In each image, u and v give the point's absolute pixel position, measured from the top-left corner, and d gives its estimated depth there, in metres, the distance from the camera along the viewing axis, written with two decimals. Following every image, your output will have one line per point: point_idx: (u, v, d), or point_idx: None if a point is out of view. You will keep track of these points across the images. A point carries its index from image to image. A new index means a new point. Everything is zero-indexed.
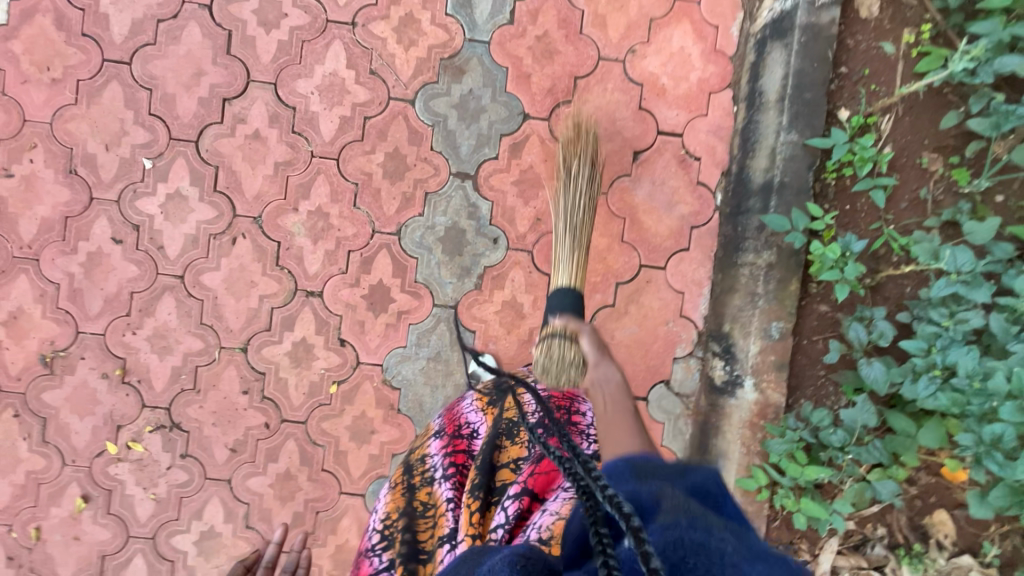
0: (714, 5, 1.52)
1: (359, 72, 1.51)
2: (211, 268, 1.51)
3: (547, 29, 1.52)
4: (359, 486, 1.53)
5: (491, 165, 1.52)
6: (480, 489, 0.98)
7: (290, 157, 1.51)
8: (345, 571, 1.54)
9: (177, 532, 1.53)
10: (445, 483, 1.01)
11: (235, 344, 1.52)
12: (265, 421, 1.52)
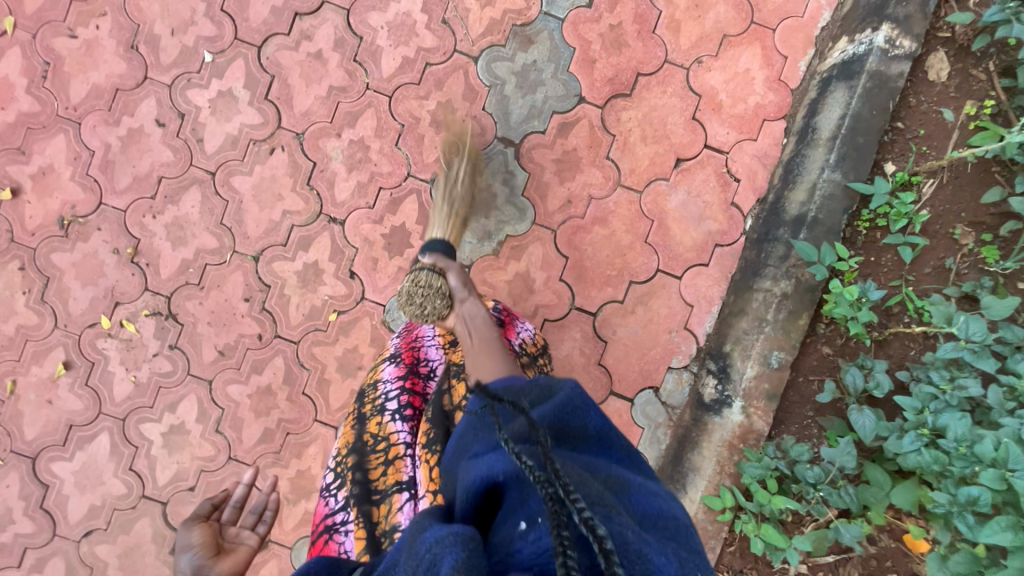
0: (788, 35, 1.53)
1: (431, 18, 1.54)
2: (243, 171, 1.53)
3: (621, 21, 1.54)
4: (334, 418, 1.54)
5: (536, 138, 1.54)
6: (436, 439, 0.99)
7: (346, 83, 1.53)
8: (300, 498, 1.54)
9: (147, 420, 1.54)
10: (401, 423, 1.03)
11: (248, 251, 1.53)
12: (258, 332, 1.54)
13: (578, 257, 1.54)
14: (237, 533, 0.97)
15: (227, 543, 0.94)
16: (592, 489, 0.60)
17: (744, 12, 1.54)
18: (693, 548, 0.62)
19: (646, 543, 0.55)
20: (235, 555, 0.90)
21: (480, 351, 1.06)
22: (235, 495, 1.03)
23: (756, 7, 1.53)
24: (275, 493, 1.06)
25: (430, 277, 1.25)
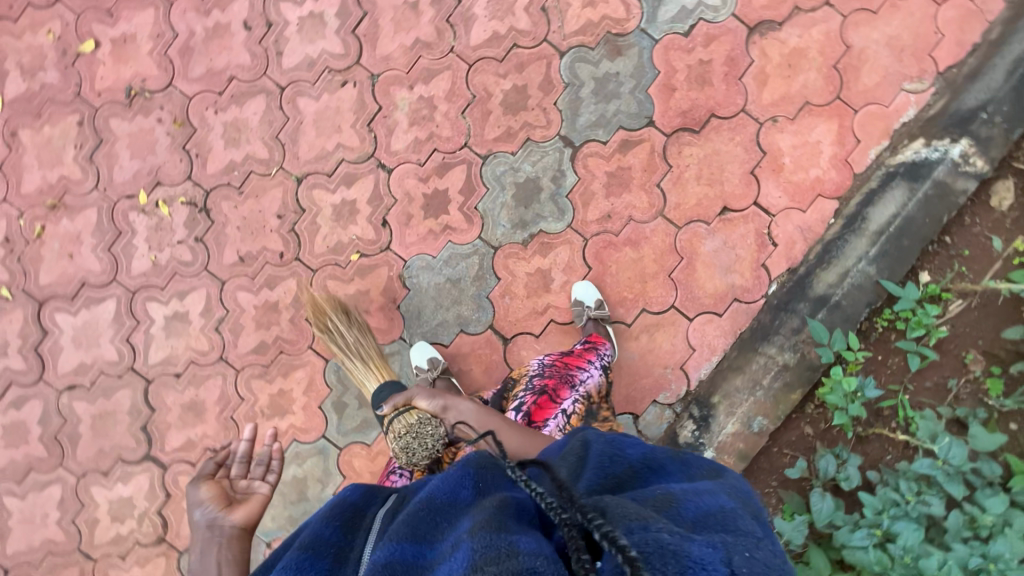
0: (869, 120, 1.52)
1: (532, 3, 1.55)
2: (311, 95, 1.56)
3: (712, 58, 1.54)
4: (327, 351, 1.59)
5: (596, 147, 1.56)
6: None
7: (432, 40, 1.55)
8: (274, 414, 1.60)
9: (154, 300, 1.59)
10: None
11: (292, 171, 1.56)
12: (280, 250, 1.58)
13: (601, 271, 1.57)
14: (249, 482, 1.06)
15: (240, 493, 1.03)
16: (628, 511, 0.57)
17: (833, 86, 1.53)
18: (753, 536, 0.59)
19: (685, 541, 0.53)
20: (248, 503, 1.01)
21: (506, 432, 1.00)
22: (239, 451, 1.10)
23: (846, 84, 1.53)
24: (276, 444, 1.10)
25: (405, 419, 1.10)
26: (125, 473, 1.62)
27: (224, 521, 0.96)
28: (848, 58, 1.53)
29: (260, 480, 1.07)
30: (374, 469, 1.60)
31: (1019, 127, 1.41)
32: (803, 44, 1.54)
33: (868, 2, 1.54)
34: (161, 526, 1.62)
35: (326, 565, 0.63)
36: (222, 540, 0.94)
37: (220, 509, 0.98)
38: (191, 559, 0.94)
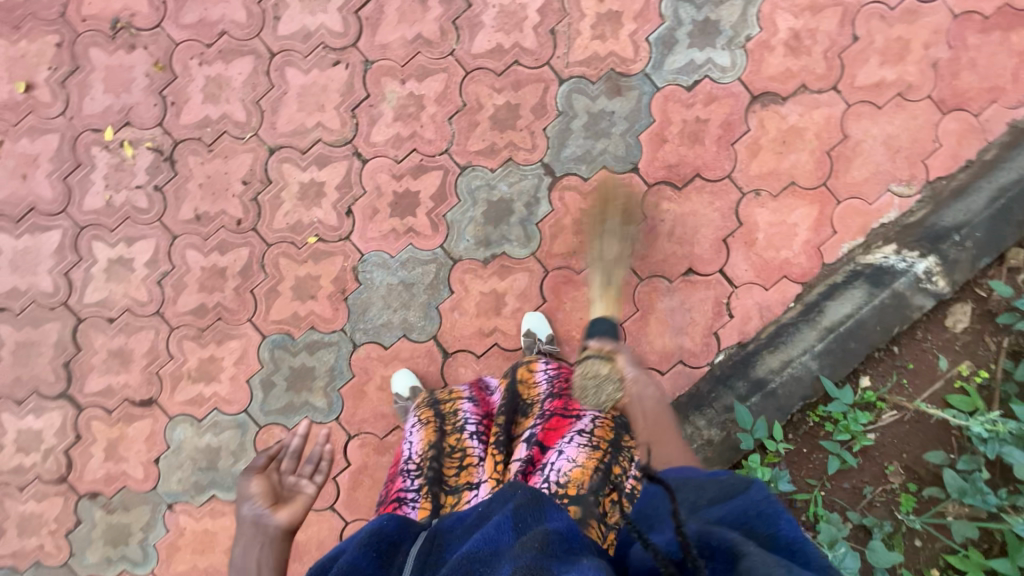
0: (849, 214, 1.51)
1: (542, 23, 1.52)
2: (301, 68, 1.53)
3: (710, 118, 1.52)
4: (266, 327, 1.58)
5: (575, 181, 1.53)
6: (501, 443, 0.99)
7: (434, 39, 1.52)
8: (201, 379, 1.59)
9: (99, 239, 1.56)
10: (475, 440, 1.02)
11: (266, 140, 1.54)
12: (238, 218, 1.55)
13: (554, 306, 1.55)
14: (297, 479, 0.97)
15: (285, 490, 0.95)
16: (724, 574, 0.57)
17: (822, 171, 1.52)
18: None
19: None
20: (296, 503, 0.93)
21: (658, 434, 1.04)
22: (291, 444, 1.00)
23: (834, 173, 1.52)
24: (327, 444, 0.99)
25: (600, 365, 1.18)
26: (39, 406, 1.61)
27: (268, 520, 0.89)
28: (842, 147, 1.52)
29: (308, 479, 0.97)
30: None
31: (988, 255, 1.40)
32: (802, 123, 1.52)
33: (874, 95, 1.52)
34: (66, 465, 1.62)
35: None
36: (266, 540, 0.88)
37: (266, 505, 0.91)
38: (233, 557, 0.89)
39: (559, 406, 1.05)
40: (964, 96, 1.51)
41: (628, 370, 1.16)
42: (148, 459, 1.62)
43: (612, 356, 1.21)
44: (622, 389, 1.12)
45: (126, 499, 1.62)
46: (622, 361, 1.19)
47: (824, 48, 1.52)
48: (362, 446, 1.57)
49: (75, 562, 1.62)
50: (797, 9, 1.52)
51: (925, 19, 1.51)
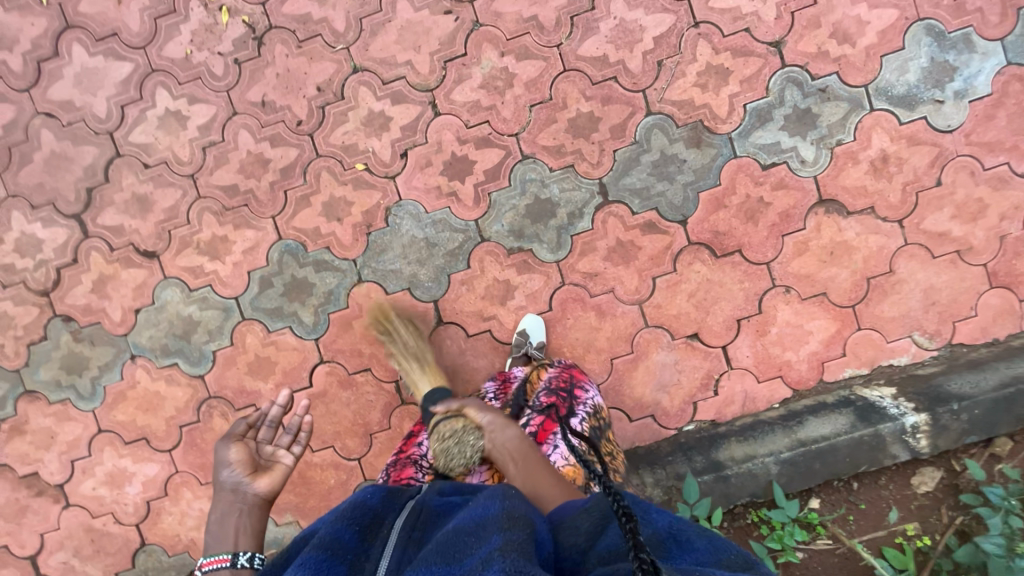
0: (861, 343, 1.55)
1: (654, 50, 1.51)
2: (412, 3, 1.53)
3: (772, 203, 1.53)
4: (284, 231, 1.60)
5: (622, 211, 1.55)
6: None
7: (548, 26, 1.52)
8: (207, 253, 1.62)
9: (165, 87, 1.58)
10: None
11: (354, 58, 1.55)
12: (300, 119, 1.57)
13: (555, 318, 1.58)
14: (274, 449, 1.08)
15: (263, 461, 1.05)
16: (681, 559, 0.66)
17: (854, 295, 1.54)
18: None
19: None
20: (273, 473, 1.03)
21: (531, 473, 0.89)
22: (271, 415, 1.11)
23: (864, 300, 1.54)
24: (307, 417, 1.12)
25: (451, 423, 1.00)
26: (49, 218, 1.64)
27: (247, 488, 0.99)
28: (883, 280, 1.53)
29: (285, 449, 1.09)
30: (260, 353, 1.64)
31: (976, 433, 1.42)
32: (855, 243, 1.53)
33: (934, 244, 1.52)
34: (53, 281, 1.66)
35: (342, 570, 0.66)
36: (244, 507, 0.97)
37: (248, 476, 1.00)
38: (209, 523, 0.95)
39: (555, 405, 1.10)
40: (1017, 279, 1.52)
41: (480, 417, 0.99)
42: (129, 306, 1.65)
43: (461, 409, 1.03)
44: (483, 436, 0.96)
45: (94, 335, 1.67)
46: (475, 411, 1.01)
47: (906, 180, 1.50)
48: (330, 373, 1.63)
49: (26, 374, 1.69)
50: (897, 133, 1.49)
51: (1012, 191, 1.50)
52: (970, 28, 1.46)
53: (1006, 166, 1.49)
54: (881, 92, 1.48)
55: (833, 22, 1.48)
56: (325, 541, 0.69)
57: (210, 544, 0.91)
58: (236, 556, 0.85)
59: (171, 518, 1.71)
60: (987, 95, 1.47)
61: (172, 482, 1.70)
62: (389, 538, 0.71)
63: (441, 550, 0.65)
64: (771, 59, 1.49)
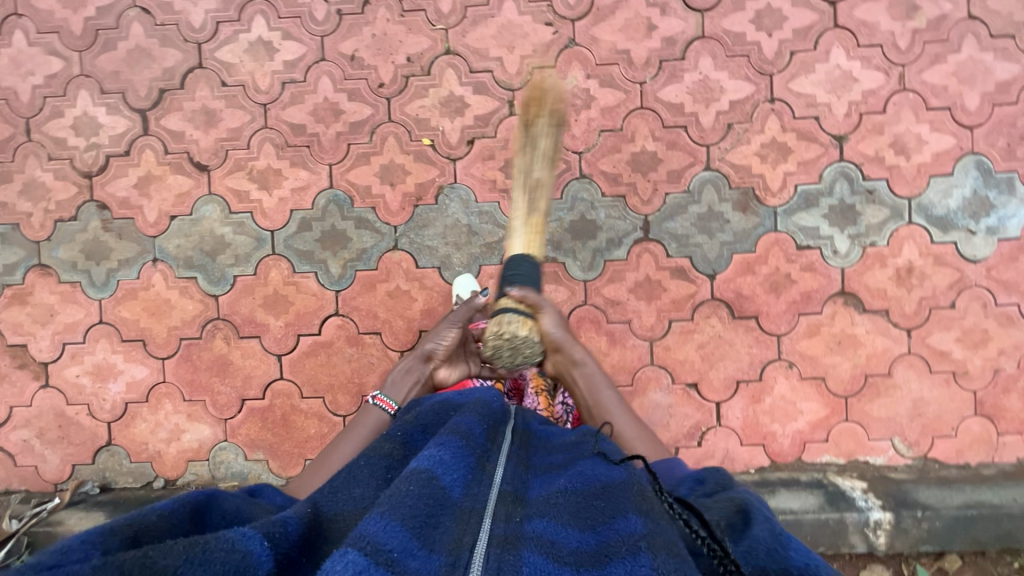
0: (845, 434, 1.62)
1: (728, 113, 1.59)
2: (519, 6, 1.60)
3: (796, 282, 1.60)
4: (337, 181, 1.64)
5: (658, 251, 1.62)
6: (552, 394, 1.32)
7: (636, 64, 1.59)
8: (257, 181, 1.65)
9: (265, 16, 1.63)
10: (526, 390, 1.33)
11: (450, 41, 1.61)
12: (382, 82, 1.62)
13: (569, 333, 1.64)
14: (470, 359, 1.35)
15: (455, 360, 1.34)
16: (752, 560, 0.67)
17: (850, 388, 1.61)
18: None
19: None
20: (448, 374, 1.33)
21: (608, 406, 1.22)
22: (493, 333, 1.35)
23: (858, 395, 1.61)
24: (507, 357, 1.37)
25: (519, 327, 1.18)
26: (114, 106, 1.66)
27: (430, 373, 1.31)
28: (880, 381, 1.61)
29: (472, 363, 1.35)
30: (280, 290, 1.66)
31: (932, 544, 1.49)
32: (863, 339, 1.60)
33: (934, 360, 1.60)
34: (100, 166, 1.68)
35: (470, 466, 0.83)
36: (419, 380, 1.30)
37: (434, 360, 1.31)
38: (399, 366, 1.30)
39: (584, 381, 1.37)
40: (1000, 412, 1.60)
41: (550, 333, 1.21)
42: (166, 211, 1.67)
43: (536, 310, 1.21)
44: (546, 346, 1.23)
45: (123, 229, 1.68)
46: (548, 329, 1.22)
47: (924, 294, 1.59)
48: (340, 327, 1.66)
49: (45, 247, 1.69)
50: (927, 250, 1.58)
51: (1016, 331, 1.59)
52: (1016, 174, 1.56)
53: (1016, 307, 1.58)
54: (922, 208, 1.57)
55: (896, 133, 1.57)
56: (461, 434, 0.88)
57: (388, 385, 1.28)
58: (395, 414, 1.23)
59: (144, 426, 1.71)
60: (1014, 238, 1.57)
61: (156, 390, 1.70)
62: (501, 455, 0.89)
63: (577, 519, 0.75)
64: (831, 151, 1.58)
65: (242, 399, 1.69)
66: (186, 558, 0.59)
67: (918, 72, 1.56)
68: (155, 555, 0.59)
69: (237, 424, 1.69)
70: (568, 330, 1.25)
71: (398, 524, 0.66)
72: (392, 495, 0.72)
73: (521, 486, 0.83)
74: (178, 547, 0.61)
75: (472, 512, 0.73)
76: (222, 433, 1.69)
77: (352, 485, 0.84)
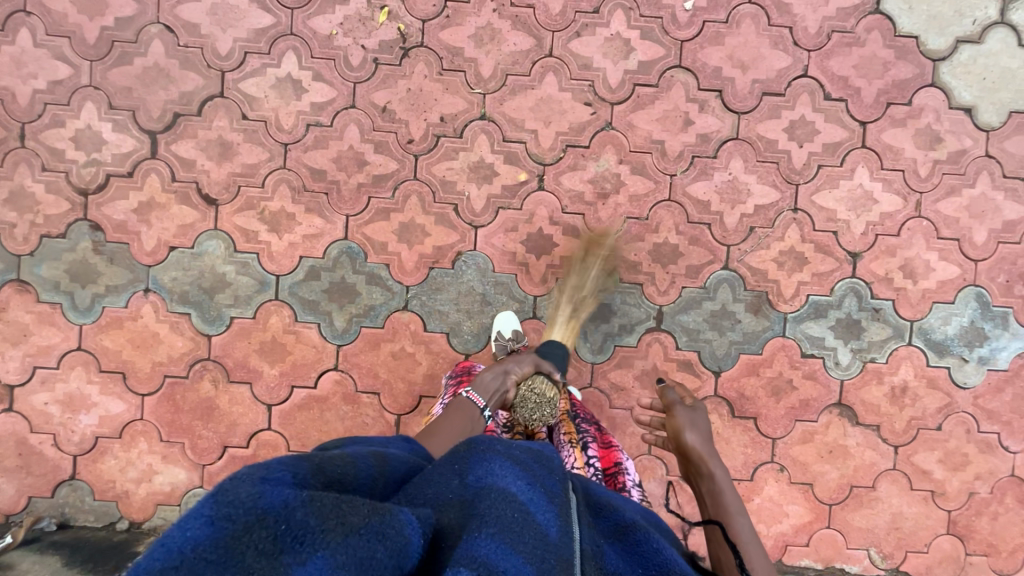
0: (825, 540, 1.65)
1: (752, 217, 1.61)
2: (560, 82, 1.58)
3: (797, 388, 1.63)
4: (352, 233, 1.59)
5: (668, 342, 1.62)
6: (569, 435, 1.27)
7: (670, 156, 1.59)
8: (268, 223, 1.58)
9: (298, 54, 1.56)
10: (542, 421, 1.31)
11: (486, 106, 1.58)
12: (412, 138, 1.58)
13: None
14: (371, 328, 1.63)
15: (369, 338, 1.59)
16: None
17: (836, 496, 1.65)
18: None
19: None
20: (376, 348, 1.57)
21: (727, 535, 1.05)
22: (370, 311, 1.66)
23: (842, 503, 1.65)
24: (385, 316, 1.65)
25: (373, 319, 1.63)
26: (123, 124, 1.57)
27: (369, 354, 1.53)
28: (864, 492, 1.65)
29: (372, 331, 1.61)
30: (278, 337, 1.60)
31: None
32: (853, 450, 1.65)
33: (916, 478, 1.66)
34: (98, 184, 1.57)
35: (553, 509, 0.73)
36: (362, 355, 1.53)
37: (515, 378, 1.29)
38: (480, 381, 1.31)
39: (596, 431, 1.31)
40: (971, 533, 1.66)
41: (684, 427, 1.25)
42: (165, 241, 1.58)
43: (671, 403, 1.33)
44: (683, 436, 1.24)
45: (116, 254, 1.58)
46: (685, 427, 1.25)
47: (914, 414, 1.64)
48: (338, 382, 1.60)
49: (26, 263, 1.58)
50: (922, 372, 1.63)
51: (994, 458, 1.66)
52: (1011, 309, 1.63)
53: (996, 435, 1.65)
54: (922, 331, 1.63)
55: (906, 257, 1.62)
56: (520, 461, 0.79)
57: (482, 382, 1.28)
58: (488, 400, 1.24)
59: (114, 463, 1.61)
60: (1002, 370, 1.64)
61: (132, 428, 1.60)
62: (574, 508, 0.76)
63: None
64: (844, 266, 1.62)
65: (224, 445, 1.61)
66: (371, 523, 0.55)
67: (933, 202, 1.61)
68: (347, 508, 0.56)
69: (216, 471, 1.61)
70: (708, 438, 1.23)
71: (509, 549, 0.63)
72: (491, 520, 0.66)
73: (601, 544, 0.77)
74: (361, 508, 0.56)
75: (567, 562, 0.67)
76: (198, 479, 1.61)
77: (428, 486, 0.73)
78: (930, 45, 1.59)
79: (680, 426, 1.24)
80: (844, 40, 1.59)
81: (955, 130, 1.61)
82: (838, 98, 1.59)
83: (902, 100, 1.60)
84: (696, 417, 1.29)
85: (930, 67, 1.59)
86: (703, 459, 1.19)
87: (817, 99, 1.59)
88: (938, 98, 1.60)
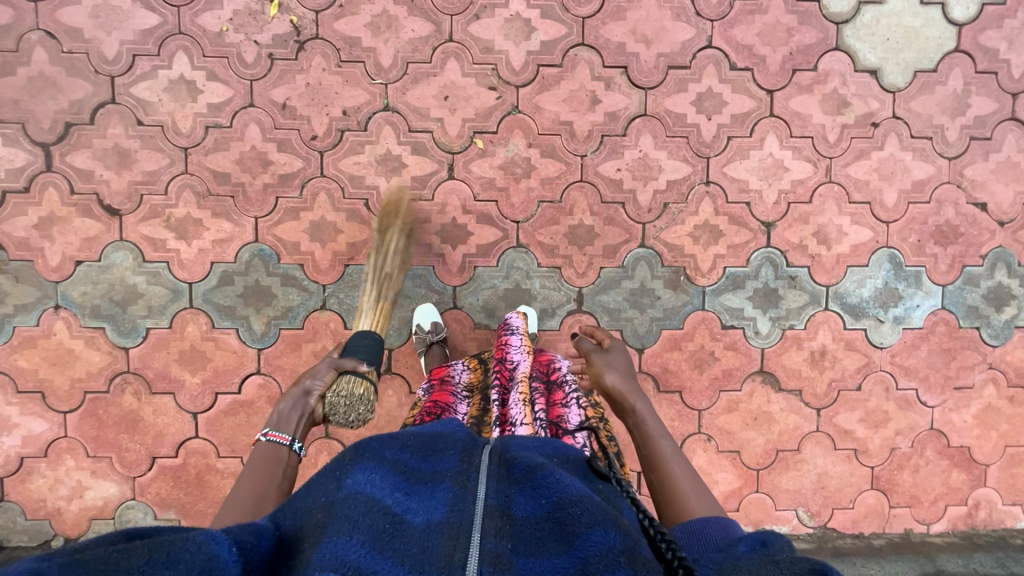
0: (755, 504, 1.70)
1: (664, 192, 1.61)
2: (462, 67, 1.55)
3: (719, 360, 1.66)
4: (263, 235, 1.56)
5: (590, 322, 1.63)
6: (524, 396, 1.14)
7: (579, 137, 1.58)
8: (177, 230, 1.55)
9: (192, 52, 1.51)
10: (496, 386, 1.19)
11: (389, 97, 1.55)
12: (315, 134, 1.55)
13: None
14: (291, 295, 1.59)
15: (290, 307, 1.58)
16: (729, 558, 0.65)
17: (764, 461, 1.69)
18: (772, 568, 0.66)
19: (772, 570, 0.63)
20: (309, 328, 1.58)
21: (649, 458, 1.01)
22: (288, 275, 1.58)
23: (769, 468, 1.70)
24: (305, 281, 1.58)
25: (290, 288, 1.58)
26: (13, 137, 1.51)
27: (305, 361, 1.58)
28: (789, 455, 1.70)
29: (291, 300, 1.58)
30: (196, 345, 1.58)
31: None
32: (776, 416, 1.68)
33: (839, 438, 1.70)
34: None
35: (447, 487, 0.74)
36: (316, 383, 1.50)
37: (319, 394, 1.21)
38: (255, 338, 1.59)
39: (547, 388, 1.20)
40: (893, 487, 1.72)
41: (607, 368, 1.19)
42: (70, 255, 1.55)
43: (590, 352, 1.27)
44: (605, 373, 1.18)
45: (20, 272, 1.54)
46: (604, 369, 1.19)
47: (834, 377, 1.68)
48: (262, 386, 1.60)
49: None
50: (840, 335, 1.67)
51: (913, 414, 1.70)
52: (923, 268, 1.66)
53: (914, 391, 1.70)
54: (837, 296, 1.66)
55: (819, 224, 1.63)
56: (404, 468, 0.77)
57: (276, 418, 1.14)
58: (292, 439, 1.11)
59: (42, 482, 1.59)
60: (917, 328, 1.68)
61: (57, 445, 1.59)
62: (480, 469, 0.78)
63: (558, 532, 0.67)
64: (759, 237, 1.63)
65: (153, 457, 1.60)
66: (154, 558, 0.52)
67: (843, 166, 1.63)
68: (120, 557, 0.52)
69: (146, 482, 1.61)
70: (626, 374, 1.18)
71: (379, 554, 0.61)
72: (356, 524, 0.64)
73: (507, 494, 0.73)
74: (141, 550, 0.53)
75: (457, 528, 0.66)
76: (129, 491, 1.61)
77: (309, 495, 0.73)
78: (832, 8, 1.58)
79: (600, 368, 1.18)
80: (746, 8, 1.57)
81: (861, 93, 1.61)
82: (744, 67, 1.58)
83: (807, 66, 1.59)
84: (622, 360, 1.24)
85: (833, 31, 1.59)
86: (623, 394, 1.13)
87: (722, 70, 1.58)
88: (843, 61, 1.60)
